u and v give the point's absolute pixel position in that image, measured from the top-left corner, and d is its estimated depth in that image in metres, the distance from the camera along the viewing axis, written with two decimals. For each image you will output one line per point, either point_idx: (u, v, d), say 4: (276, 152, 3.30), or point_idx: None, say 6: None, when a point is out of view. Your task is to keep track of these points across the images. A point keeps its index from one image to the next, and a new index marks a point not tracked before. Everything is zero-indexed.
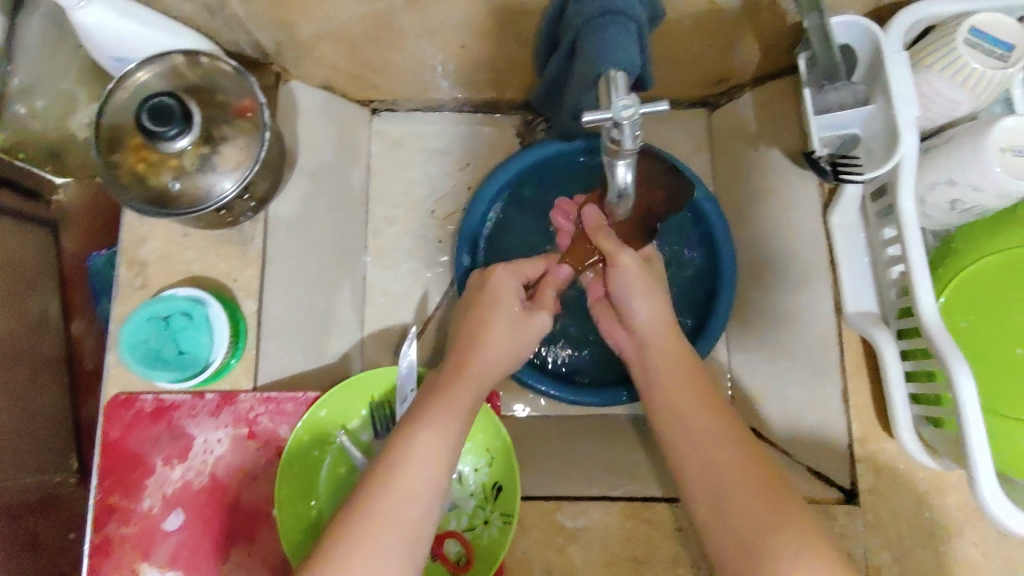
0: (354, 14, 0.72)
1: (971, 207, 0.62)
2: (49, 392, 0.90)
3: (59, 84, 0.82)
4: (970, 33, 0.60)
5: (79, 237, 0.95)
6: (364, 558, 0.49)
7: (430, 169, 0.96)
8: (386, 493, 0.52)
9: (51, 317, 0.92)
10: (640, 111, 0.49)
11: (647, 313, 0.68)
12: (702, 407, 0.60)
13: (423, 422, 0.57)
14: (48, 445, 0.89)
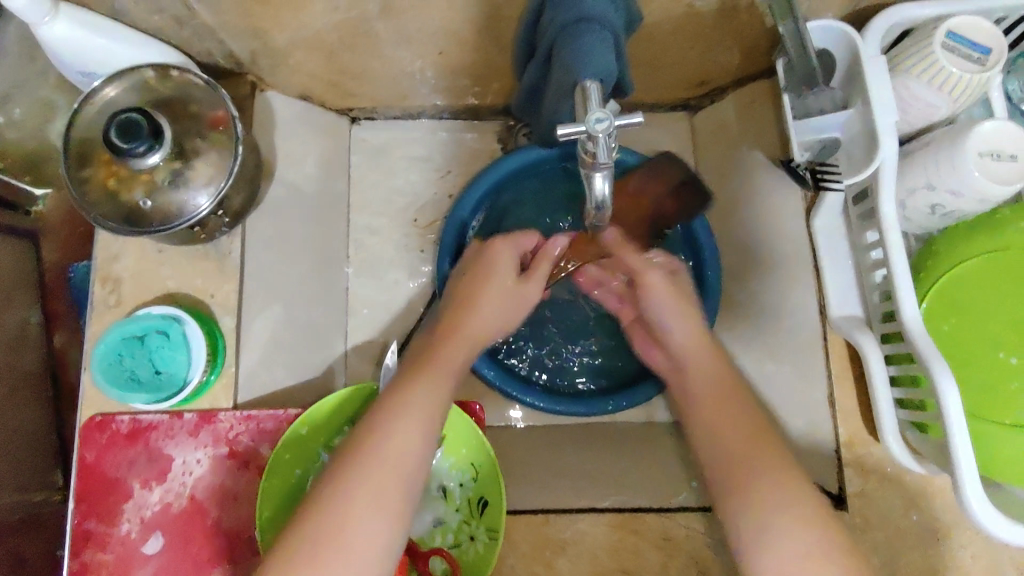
0: (329, 22, 0.70)
1: (951, 211, 0.62)
2: (31, 408, 0.89)
3: (38, 92, 0.84)
4: (948, 37, 0.60)
5: (58, 248, 0.94)
6: (365, 498, 0.54)
7: (411, 177, 0.95)
8: (385, 441, 0.57)
9: (30, 330, 0.92)
10: (614, 123, 0.49)
11: (683, 334, 0.70)
12: (706, 387, 0.66)
13: (416, 380, 0.61)
14: (30, 463, 0.87)
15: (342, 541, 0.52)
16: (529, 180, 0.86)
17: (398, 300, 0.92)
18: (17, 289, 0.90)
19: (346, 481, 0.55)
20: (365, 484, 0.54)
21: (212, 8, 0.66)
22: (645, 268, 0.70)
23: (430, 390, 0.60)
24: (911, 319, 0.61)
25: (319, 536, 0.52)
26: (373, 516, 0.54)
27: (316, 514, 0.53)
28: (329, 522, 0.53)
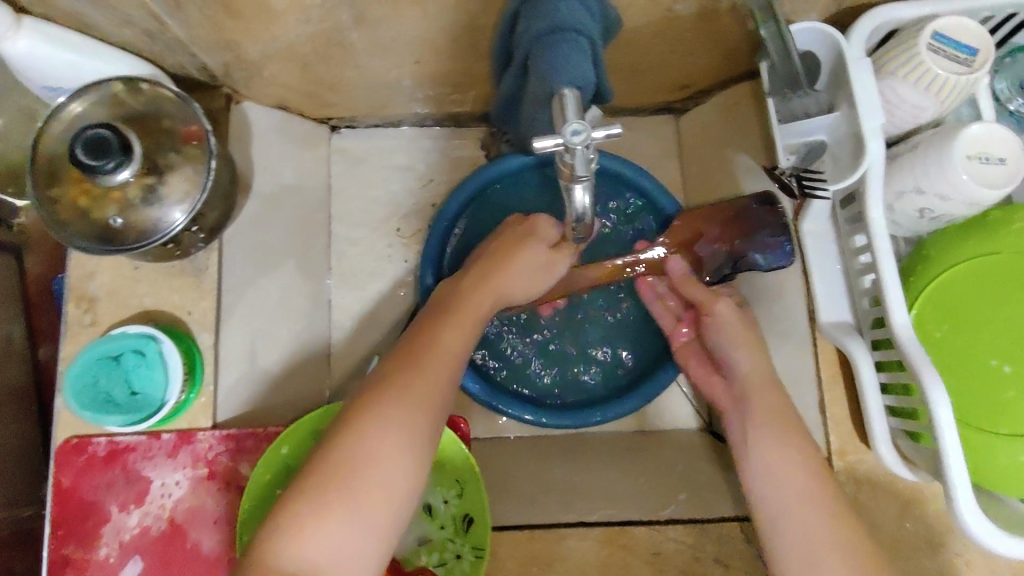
0: (302, 34, 0.68)
1: (939, 215, 0.61)
2: (17, 422, 0.89)
3: (20, 101, 0.78)
4: (934, 38, 0.59)
5: (43, 261, 0.97)
6: (392, 422, 0.53)
7: (393, 186, 0.93)
8: (416, 376, 0.56)
9: (16, 343, 0.93)
10: (592, 135, 0.48)
11: (748, 364, 0.67)
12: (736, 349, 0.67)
13: (443, 326, 0.61)
14: (17, 478, 0.88)
15: (373, 471, 0.51)
16: (506, 188, 0.84)
17: (382, 311, 0.91)
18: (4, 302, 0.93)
19: (378, 409, 0.54)
20: (398, 416, 0.54)
21: (182, 22, 0.65)
22: (712, 300, 0.72)
23: (457, 334, 0.61)
24: (902, 326, 0.59)
25: (353, 463, 0.51)
26: (405, 448, 0.53)
27: (349, 442, 0.52)
28: (361, 450, 0.51)
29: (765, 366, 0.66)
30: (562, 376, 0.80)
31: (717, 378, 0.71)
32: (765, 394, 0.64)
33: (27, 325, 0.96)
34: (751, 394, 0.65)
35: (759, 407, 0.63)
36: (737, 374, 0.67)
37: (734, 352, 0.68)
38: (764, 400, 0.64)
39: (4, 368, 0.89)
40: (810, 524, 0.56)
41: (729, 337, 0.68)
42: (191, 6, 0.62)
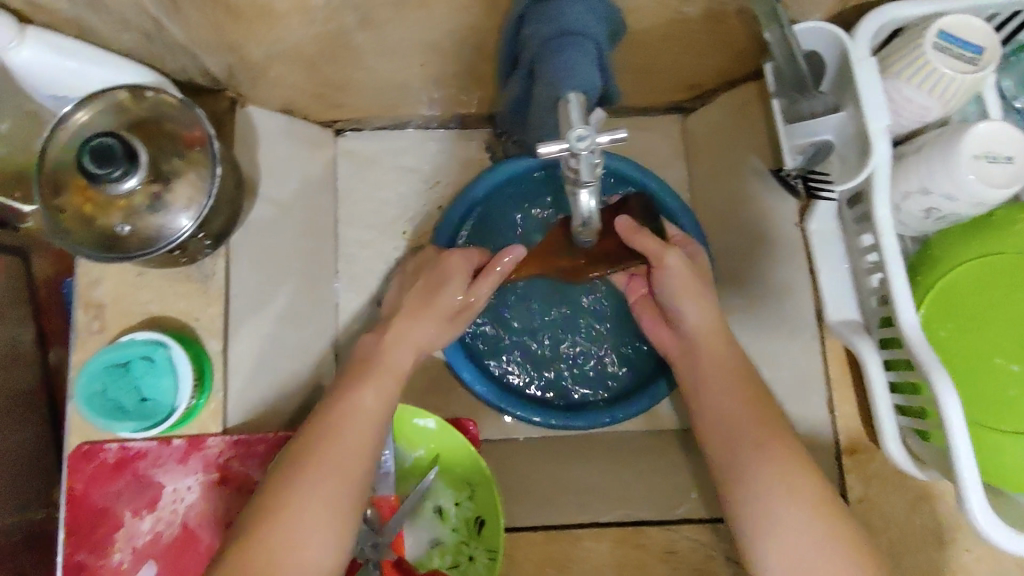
0: (306, 36, 0.68)
1: (946, 215, 0.61)
2: (28, 425, 0.91)
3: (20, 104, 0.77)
4: (939, 37, 0.59)
5: (49, 263, 0.96)
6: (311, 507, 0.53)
7: (400, 188, 0.93)
8: (337, 451, 0.56)
9: (23, 346, 0.92)
10: (597, 141, 0.48)
11: (695, 316, 0.67)
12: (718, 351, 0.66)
13: (363, 389, 0.61)
14: (26, 482, 0.89)
15: (294, 554, 0.51)
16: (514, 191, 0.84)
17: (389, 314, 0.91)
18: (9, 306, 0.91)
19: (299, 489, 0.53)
20: (316, 492, 0.53)
21: (184, 25, 0.65)
22: (663, 251, 0.66)
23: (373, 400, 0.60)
24: (910, 326, 0.59)
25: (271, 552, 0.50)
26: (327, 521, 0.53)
27: (270, 526, 0.51)
28: (277, 536, 0.51)
29: None
30: (571, 376, 0.80)
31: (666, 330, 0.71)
32: (741, 394, 0.63)
33: (36, 327, 0.95)
34: (702, 350, 0.66)
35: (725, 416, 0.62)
36: (686, 325, 0.67)
37: (683, 305, 0.67)
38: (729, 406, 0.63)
39: (13, 374, 0.90)
40: (795, 523, 0.55)
41: (679, 288, 0.67)
42: (193, 9, 0.63)
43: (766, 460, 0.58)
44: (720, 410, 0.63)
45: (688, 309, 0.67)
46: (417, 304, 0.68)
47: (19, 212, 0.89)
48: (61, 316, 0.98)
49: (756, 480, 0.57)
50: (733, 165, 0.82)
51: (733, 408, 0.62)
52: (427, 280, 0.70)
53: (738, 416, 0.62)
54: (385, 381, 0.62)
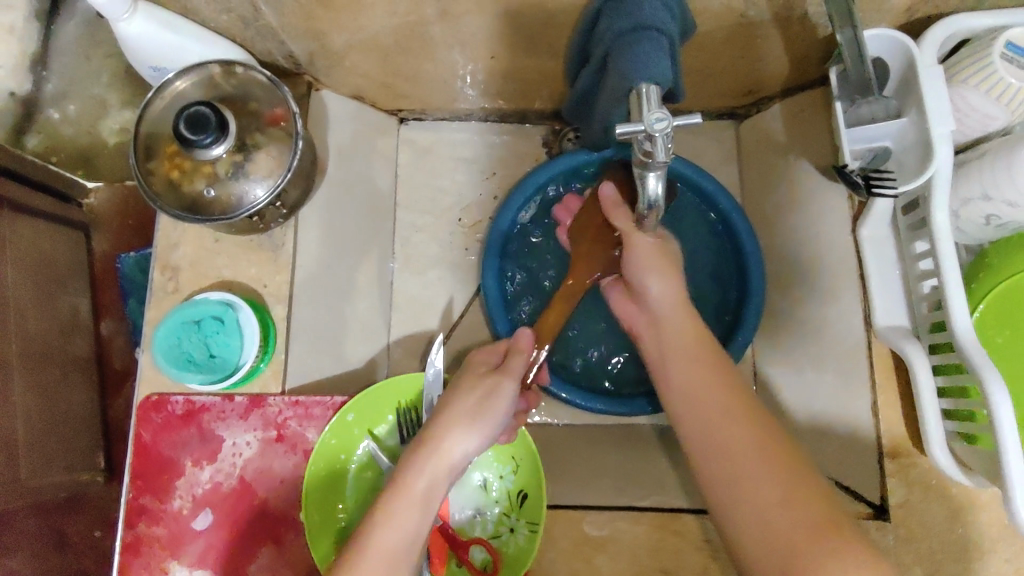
0: (388, 25, 0.73)
1: (1005, 222, 0.61)
2: (81, 391, 0.97)
3: (92, 90, 0.90)
4: (1006, 48, 0.59)
5: (109, 240, 1.03)
6: None
7: (457, 177, 0.97)
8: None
9: (81, 314, 0.99)
10: (672, 123, 0.50)
11: (662, 290, 0.65)
12: (728, 408, 0.56)
13: (387, 502, 0.55)
14: (78, 440, 0.95)
15: None
16: (568, 188, 0.86)
17: (439, 300, 0.94)
18: (72, 276, 0.98)
19: None
20: None
21: (276, 10, 0.70)
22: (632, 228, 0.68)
23: (398, 534, 0.54)
24: (963, 331, 0.60)
25: None
26: None
27: None
28: None
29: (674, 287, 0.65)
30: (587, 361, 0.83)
31: (629, 304, 0.69)
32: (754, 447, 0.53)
33: (93, 299, 1.02)
34: (667, 325, 0.64)
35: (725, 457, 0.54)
36: (650, 300, 0.66)
37: (647, 278, 0.66)
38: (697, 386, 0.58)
39: (70, 342, 0.96)
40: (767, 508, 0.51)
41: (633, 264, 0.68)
42: None
43: (730, 445, 0.54)
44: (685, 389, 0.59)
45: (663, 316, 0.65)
46: (449, 414, 0.59)
47: (84, 188, 1.00)
48: (115, 291, 1.03)
49: (731, 482, 0.53)
50: (785, 170, 0.84)
51: (703, 388, 0.58)
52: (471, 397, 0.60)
53: (720, 416, 0.56)
54: (415, 511, 0.55)
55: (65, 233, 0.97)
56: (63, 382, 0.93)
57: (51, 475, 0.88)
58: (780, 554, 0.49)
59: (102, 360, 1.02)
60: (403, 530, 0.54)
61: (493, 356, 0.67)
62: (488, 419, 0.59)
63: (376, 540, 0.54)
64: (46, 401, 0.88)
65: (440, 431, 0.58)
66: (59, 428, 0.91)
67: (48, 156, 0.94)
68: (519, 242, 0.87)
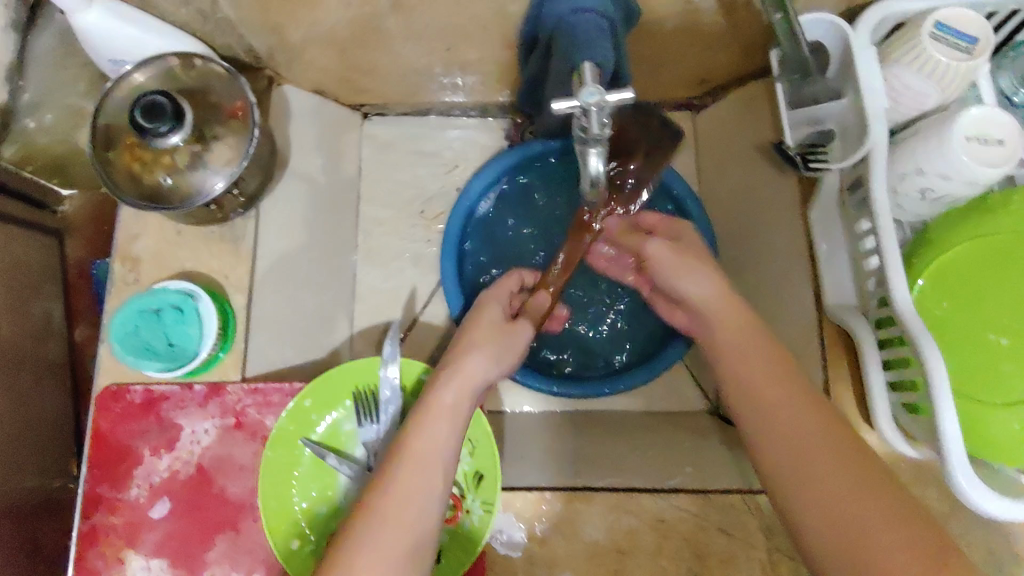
0: (342, 18, 0.74)
1: (941, 196, 0.62)
2: (52, 394, 0.95)
3: (65, 99, 0.87)
4: (936, 27, 0.61)
5: (83, 244, 1.02)
6: (380, 547, 0.52)
7: (419, 170, 0.98)
8: (406, 489, 0.55)
9: (53, 322, 0.97)
10: (607, 98, 0.51)
11: (699, 292, 0.66)
12: (776, 382, 0.59)
13: (419, 416, 0.60)
14: (50, 447, 0.94)
15: None
16: (519, 182, 0.88)
17: (404, 291, 0.95)
18: (44, 281, 0.97)
19: (350, 543, 0.53)
20: (389, 519, 0.54)
21: (233, 3, 0.71)
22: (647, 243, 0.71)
23: (431, 441, 0.58)
24: (903, 303, 0.61)
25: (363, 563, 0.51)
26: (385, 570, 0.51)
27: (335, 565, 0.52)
28: None
29: (716, 287, 0.66)
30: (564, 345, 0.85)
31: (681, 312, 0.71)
32: (803, 416, 0.56)
33: (65, 305, 1.00)
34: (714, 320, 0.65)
35: (778, 427, 0.57)
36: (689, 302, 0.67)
37: (682, 284, 0.68)
38: (750, 371, 0.60)
39: (41, 346, 0.94)
40: (829, 489, 0.52)
41: (668, 273, 0.69)
42: None
43: (787, 424, 0.56)
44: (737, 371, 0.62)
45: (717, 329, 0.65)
46: (468, 343, 0.65)
47: (58, 195, 1.00)
48: (91, 297, 1.03)
49: (789, 455, 0.55)
50: (738, 157, 0.86)
51: (773, 393, 0.58)
52: (487, 331, 0.67)
53: (776, 390, 0.58)
54: (444, 423, 0.59)
55: (37, 238, 0.95)
56: (33, 385, 0.92)
57: (17, 483, 0.87)
58: (840, 528, 0.51)
59: (76, 365, 1.01)
60: (435, 438, 0.58)
61: (504, 304, 0.71)
62: (503, 349, 0.66)
63: (413, 447, 0.58)
64: (16, 404, 0.87)
65: (464, 352, 0.64)
66: (29, 434, 0.90)
67: (23, 164, 0.90)
68: (476, 236, 0.87)
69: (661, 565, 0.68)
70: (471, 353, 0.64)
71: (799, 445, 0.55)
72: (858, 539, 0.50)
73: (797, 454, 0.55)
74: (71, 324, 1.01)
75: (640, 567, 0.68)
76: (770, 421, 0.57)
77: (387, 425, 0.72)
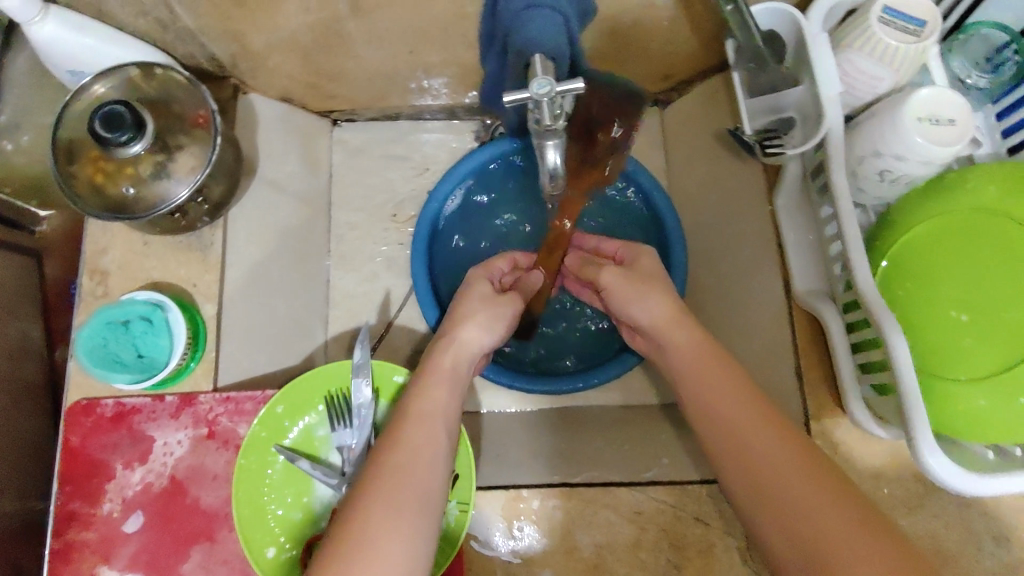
0: (302, 23, 0.74)
1: (899, 176, 0.63)
2: (31, 417, 0.92)
3: (42, 119, 0.86)
4: (884, 11, 0.62)
5: (61, 264, 0.99)
6: (392, 503, 0.50)
7: (390, 175, 0.98)
8: (410, 447, 0.54)
9: (31, 340, 0.95)
10: (556, 88, 0.51)
11: (651, 315, 0.67)
12: (727, 387, 0.58)
13: (417, 385, 0.60)
14: (28, 471, 0.91)
15: (382, 545, 0.48)
16: (483, 181, 0.88)
17: (378, 295, 0.95)
18: (20, 302, 0.94)
19: (361, 501, 0.50)
20: (399, 477, 0.52)
21: (191, 11, 0.71)
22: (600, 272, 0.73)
23: (431, 401, 0.58)
24: (864, 285, 0.61)
25: (374, 517, 0.49)
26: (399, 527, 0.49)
27: (348, 523, 0.49)
28: (351, 557, 0.47)
29: (665, 306, 0.66)
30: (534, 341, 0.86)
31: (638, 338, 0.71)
32: (754, 422, 0.55)
33: (45, 325, 0.98)
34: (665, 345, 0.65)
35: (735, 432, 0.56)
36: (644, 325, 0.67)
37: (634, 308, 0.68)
38: (723, 396, 0.58)
39: (19, 368, 0.91)
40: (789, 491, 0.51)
41: (623, 298, 0.70)
42: None
43: (741, 429, 0.55)
44: (692, 381, 0.60)
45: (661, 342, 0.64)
46: (463, 313, 0.68)
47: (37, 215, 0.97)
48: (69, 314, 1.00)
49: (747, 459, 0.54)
50: (705, 149, 0.87)
51: (723, 399, 0.58)
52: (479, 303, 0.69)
53: (727, 397, 0.58)
54: (442, 388, 0.60)
55: (15, 259, 0.93)
56: (10, 408, 0.89)
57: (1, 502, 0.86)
58: (805, 530, 0.49)
59: (57, 386, 0.98)
60: (434, 399, 0.59)
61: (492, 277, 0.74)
62: (494, 317, 0.68)
63: (414, 408, 0.58)
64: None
65: (456, 326, 0.66)
66: (10, 453, 0.87)
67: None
68: (445, 236, 0.88)
69: (640, 559, 0.68)
70: (466, 321, 0.67)
71: (755, 451, 0.54)
72: (823, 541, 0.48)
73: (755, 460, 0.54)
74: (52, 344, 0.99)
75: (618, 561, 0.68)
76: (725, 428, 0.56)
77: (360, 428, 0.72)
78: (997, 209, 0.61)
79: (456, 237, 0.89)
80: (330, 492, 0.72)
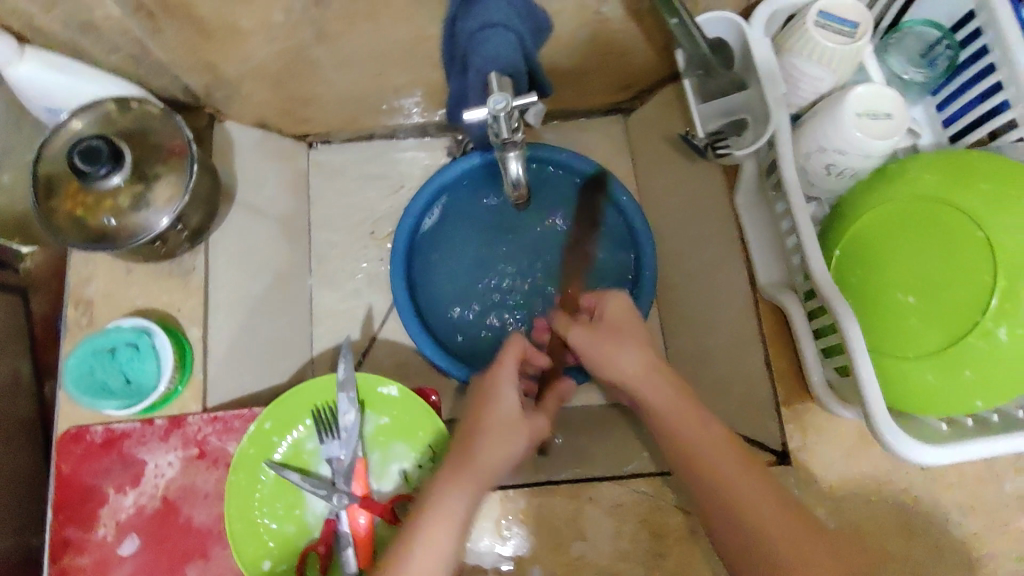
0: (270, 51, 0.77)
1: (844, 169, 0.67)
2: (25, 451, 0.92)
3: None
4: (820, 16, 0.66)
5: (48, 301, 1.00)
6: None
7: (367, 194, 1.01)
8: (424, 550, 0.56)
9: (22, 376, 0.95)
10: (512, 103, 0.55)
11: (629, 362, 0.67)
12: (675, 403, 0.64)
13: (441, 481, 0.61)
14: (24, 504, 0.91)
15: None
16: (455, 193, 0.92)
17: (361, 310, 0.97)
18: (9, 340, 0.94)
19: None
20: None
21: (162, 45, 0.74)
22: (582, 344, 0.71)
23: (451, 508, 0.58)
24: (818, 271, 0.64)
25: None
26: None
27: None
28: None
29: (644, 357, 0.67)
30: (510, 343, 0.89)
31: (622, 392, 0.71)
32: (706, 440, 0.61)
33: (34, 360, 0.98)
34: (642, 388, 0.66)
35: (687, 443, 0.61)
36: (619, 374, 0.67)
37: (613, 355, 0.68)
38: (694, 441, 0.61)
39: (10, 406, 0.92)
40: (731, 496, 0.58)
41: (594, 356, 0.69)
42: (170, 30, 0.71)
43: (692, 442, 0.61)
44: (680, 417, 0.63)
45: (682, 432, 0.62)
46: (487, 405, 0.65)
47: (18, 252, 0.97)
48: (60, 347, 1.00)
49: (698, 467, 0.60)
50: (667, 153, 0.91)
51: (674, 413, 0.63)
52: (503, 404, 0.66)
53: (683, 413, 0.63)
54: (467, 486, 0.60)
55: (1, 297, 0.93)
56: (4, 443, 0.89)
57: None
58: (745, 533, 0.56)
59: (48, 420, 0.98)
60: (455, 505, 0.59)
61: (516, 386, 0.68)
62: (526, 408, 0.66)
63: (433, 510, 0.59)
64: None
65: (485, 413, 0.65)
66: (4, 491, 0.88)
67: None
68: (421, 249, 0.90)
69: (622, 549, 0.70)
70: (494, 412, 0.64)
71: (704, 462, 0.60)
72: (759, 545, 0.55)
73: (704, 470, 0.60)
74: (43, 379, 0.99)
75: (602, 553, 0.70)
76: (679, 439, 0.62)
77: (348, 439, 0.73)
78: (941, 197, 0.64)
79: (433, 250, 0.91)
80: (320, 504, 0.73)
